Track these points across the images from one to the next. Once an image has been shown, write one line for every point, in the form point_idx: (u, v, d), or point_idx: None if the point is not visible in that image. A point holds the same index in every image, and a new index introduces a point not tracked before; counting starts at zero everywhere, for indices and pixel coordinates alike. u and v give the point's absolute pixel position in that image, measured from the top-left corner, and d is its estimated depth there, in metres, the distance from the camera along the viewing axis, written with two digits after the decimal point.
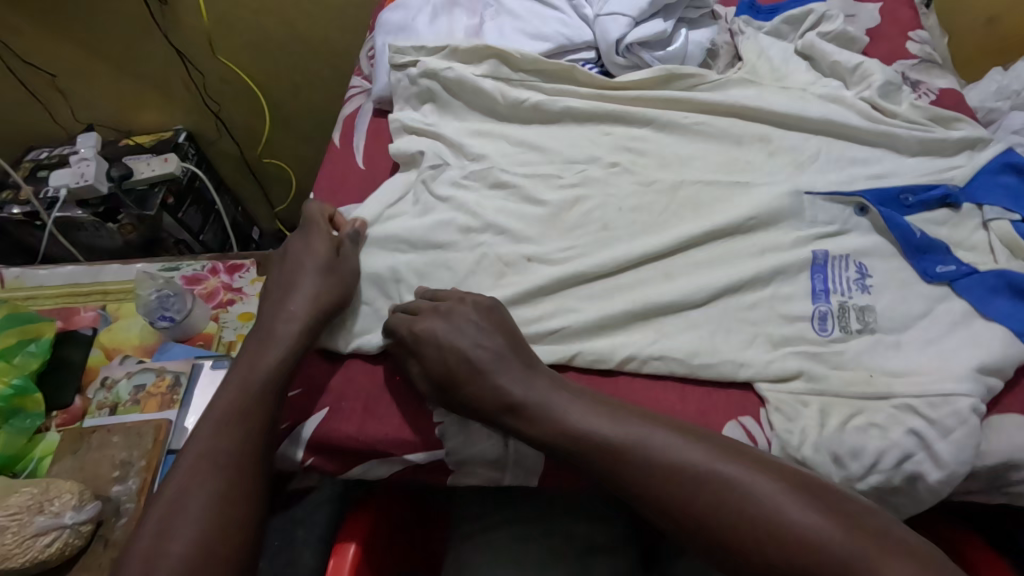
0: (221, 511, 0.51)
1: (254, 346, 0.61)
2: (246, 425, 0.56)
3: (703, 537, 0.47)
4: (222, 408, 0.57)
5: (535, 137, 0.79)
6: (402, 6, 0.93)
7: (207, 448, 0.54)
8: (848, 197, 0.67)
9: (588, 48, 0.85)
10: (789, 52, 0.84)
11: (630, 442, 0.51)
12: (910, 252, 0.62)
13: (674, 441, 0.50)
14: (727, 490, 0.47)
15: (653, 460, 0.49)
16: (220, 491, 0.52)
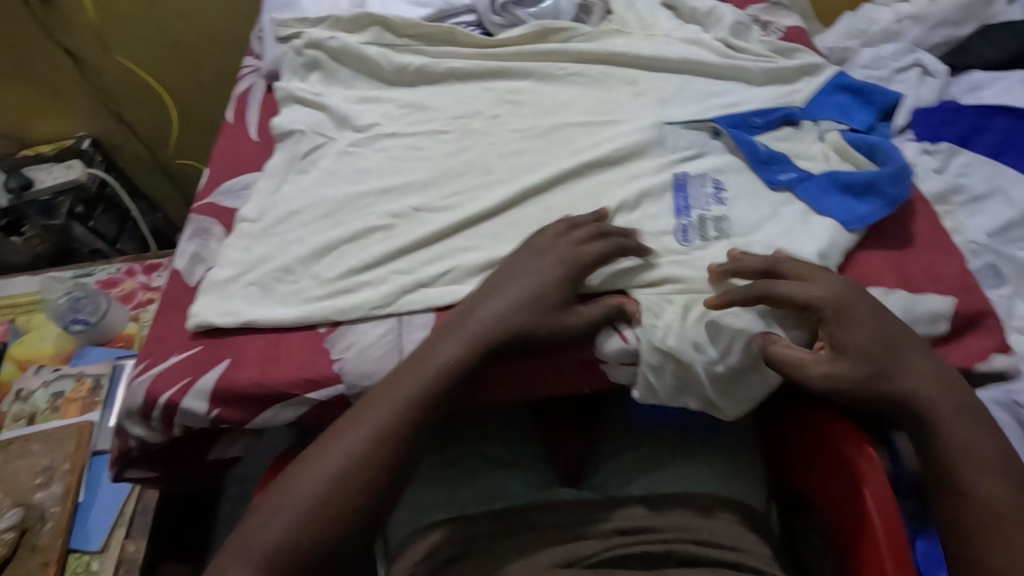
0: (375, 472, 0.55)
1: (450, 324, 0.60)
2: (422, 406, 0.56)
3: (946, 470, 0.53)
4: (414, 385, 0.56)
5: (421, 97, 0.83)
6: None
7: (349, 422, 0.56)
8: (701, 124, 0.74)
9: (468, 11, 0.90)
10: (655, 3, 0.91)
11: (901, 350, 0.55)
12: (757, 164, 0.70)
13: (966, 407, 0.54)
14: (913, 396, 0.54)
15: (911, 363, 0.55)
16: (350, 469, 0.54)
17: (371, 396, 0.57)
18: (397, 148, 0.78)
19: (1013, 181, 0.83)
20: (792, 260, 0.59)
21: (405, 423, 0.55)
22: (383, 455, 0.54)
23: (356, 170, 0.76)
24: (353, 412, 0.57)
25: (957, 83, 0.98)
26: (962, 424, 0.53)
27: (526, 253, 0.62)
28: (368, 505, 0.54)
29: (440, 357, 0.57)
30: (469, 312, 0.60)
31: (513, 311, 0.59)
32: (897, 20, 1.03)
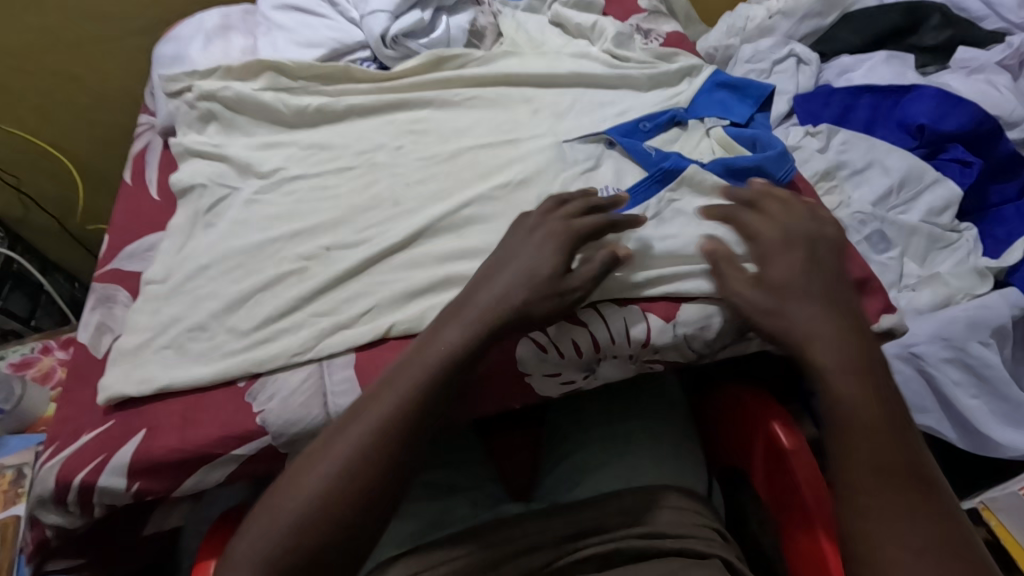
0: (342, 491, 0.53)
1: (451, 310, 0.59)
2: (406, 416, 0.55)
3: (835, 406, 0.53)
4: (410, 385, 0.56)
5: (325, 137, 0.84)
6: (174, 38, 0.95)
7: (335, 439, 0.55)
8: (596, 136, 0.77)
9: (362, 47, 0.91)
10: (543, 23, 0.95)
11: (842, 408, 0.52)
12: (651, 166, 0.73)
13: (847, 366, 0.53)
14: (868, 460, 0.50)
15: (860, 421, 0.52)
16: (338, 479, 0.53)
17: (338, 426, 0.56)
18: (304, 190, 0.78)
19: (887, 153, 0.89)
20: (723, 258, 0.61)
21: (398, 431, 0.54)
22: (382, 463, 0.54)
23: (264, 217, 0.76)
24: (340, 425, 0.56)
25: (829, 68, 1.06)
26: (859, 382, 0.53)
27: (502, 247, 0.62)
28: (363, 512, 0.53)
29: (438, 358, 0.57)
30: (467, 299, 0.59)
31: (520, 284, 0.59)
32: (768, 17, 1.11)
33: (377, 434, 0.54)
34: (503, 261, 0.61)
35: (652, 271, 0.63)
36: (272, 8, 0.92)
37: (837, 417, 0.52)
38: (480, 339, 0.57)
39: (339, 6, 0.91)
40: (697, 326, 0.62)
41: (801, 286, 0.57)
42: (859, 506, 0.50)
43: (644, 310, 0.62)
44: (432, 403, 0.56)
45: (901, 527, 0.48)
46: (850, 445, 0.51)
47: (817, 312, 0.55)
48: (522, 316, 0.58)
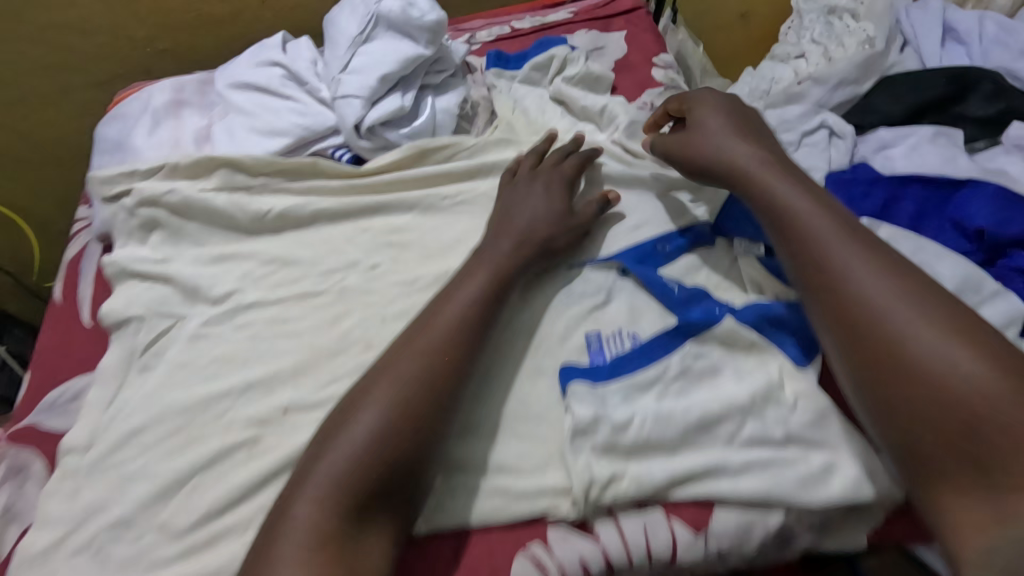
0: (370, 448, 0.48)
1: (472, 265, 0.61)
2: (432, 360, 0.52)
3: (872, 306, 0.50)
4: (436, 336, 0.54)
5: (288, 249, 0.72)
6: (118, 117, 0.82)
7: (355, 409, 0.50)
8: (607, 262, 0.66)
9: (335, 132, 0.78)
10: (544, 100, 0.83)
11: (877, 302, 0.49)
12: (674, 306, 0.61)
13: (849, 252, 0.52)
14: (883, 325, 0.48)
15: (876, 298, 0.50)
16: (374, 434, 0.48)
17: (359, 389, 0.52)
18: (262, 324, 0.66)
19: (937, 256, 0.74)
20: (718, 152, 0.64)
21: (431, 382, 0.52)
22: (416, 408, 0.50)
23: (211, 360, 0.64)
24: (366, 385, 0.52)
25: (865, 142, 0.93)
26: (871, 273, 0.51)
27: (504, 198, 0.69)
28: (403, 470, 0.48)
29: (460, 308, 0.56)
30: (492, 249, 0.63)
31: (525, 220, 0.65)
32: (797, 82, 0.99)
33: (404, 387, 0.51)
34: (511, 214, 0.66)
35: (677, 467, 0.51)
36: (229, 86, 0.79)
37: (818, 269, 0.53)
38: (507, 257, 0.61)
39: (308, 85, 0.79)
40: (732, 540, 0.50)
41: (760, 160, 0.61)
42: (983, 413, 0.43)
43: (668, 514, 0.51)
44: (468, 353, 0.54)
45: (944, 343, 0.46)
46: (911, 346, 0.47)
47: (724, 127, 0.65)
48: (545, 250, 0.64)
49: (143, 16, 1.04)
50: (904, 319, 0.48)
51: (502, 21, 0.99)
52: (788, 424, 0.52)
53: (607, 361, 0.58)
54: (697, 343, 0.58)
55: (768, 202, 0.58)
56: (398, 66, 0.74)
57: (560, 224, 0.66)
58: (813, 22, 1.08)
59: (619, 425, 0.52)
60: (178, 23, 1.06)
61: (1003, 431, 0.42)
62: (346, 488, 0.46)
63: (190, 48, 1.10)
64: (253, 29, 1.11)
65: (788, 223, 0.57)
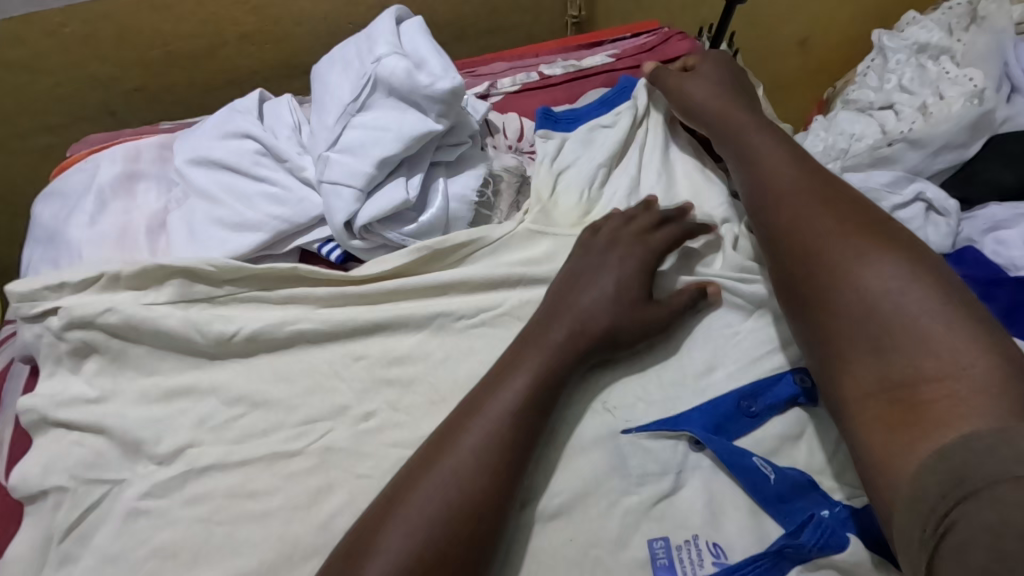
0: (427, 553, 0.39)
1: (519, 346, 0.50)
2: (483, 471, 0.43)
3: (804, 235, 0.49)
4: (494, 420, 0.45)
5: (258, 382, 0.56)
6: (57, 195, 0.67)
7: (409, 481, 0.42)
8: (673, 430, 0.49)
9: (322, 223, 0.62)
10: (597, 166, 0.67)
11: (803, 231, 0.49)
12: (767, 502, 0.45)
13: (801, 195, 0.51)
14: (815, 241, 0.48)
15: (812, 226, 0.49)
16: (415, 540, 0.40)
17: (412, 468, 0.43)
18: (220, 498, 0.50)
19: None
20: (691, 86, 0.68)
21: (480, 501, 0.42)
22: (470, 504, 0.41)
23: (150, 552, 0.48)
24: (441, 437, 0.45)
25: (972, 220, 0.75)
26: (811, 202, 0.51)
27: (564, 275, 0.55)
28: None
29: (505, 412, 0.45)
30: (541, 334, 0.51)
31: (588, 306, 0.52)
32: (887, 143, 0.82)
33: (475, 461, 0.43)
34: (569, 293, 0.53)
35: None
36: (190, 163, 0.63)
37: (761, 190, 0.55)
38: (564, 351, 0.49)
39: (289, 163, 0.62)
40: None
41: (717, 107, 0.64)
42: (901, 316, 0.42)
43: None
44: (521, 456, 0.44)
45: (870, 252, 0.45)
46: (829, 260, 0.47)
47: (707, 85, 0.67)
48: (611, 340, 0.51)
49: (102, 52, 0.88)
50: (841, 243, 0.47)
51: (529, 65, 0.82)
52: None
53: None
54: (810, 573, 0.42)
55: (728, 143, 0.61)
56: (402, 148, 0.57)
57: (650, 329, 0.52)
58: (901, 65, 0.91)
59: None
60: (146, 60, 0.91)
61: (937, 362, 0.39)
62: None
63: (161, 87, 0.94)
64: (235, 66, 0.95)
65: (750, 158, 0.57)
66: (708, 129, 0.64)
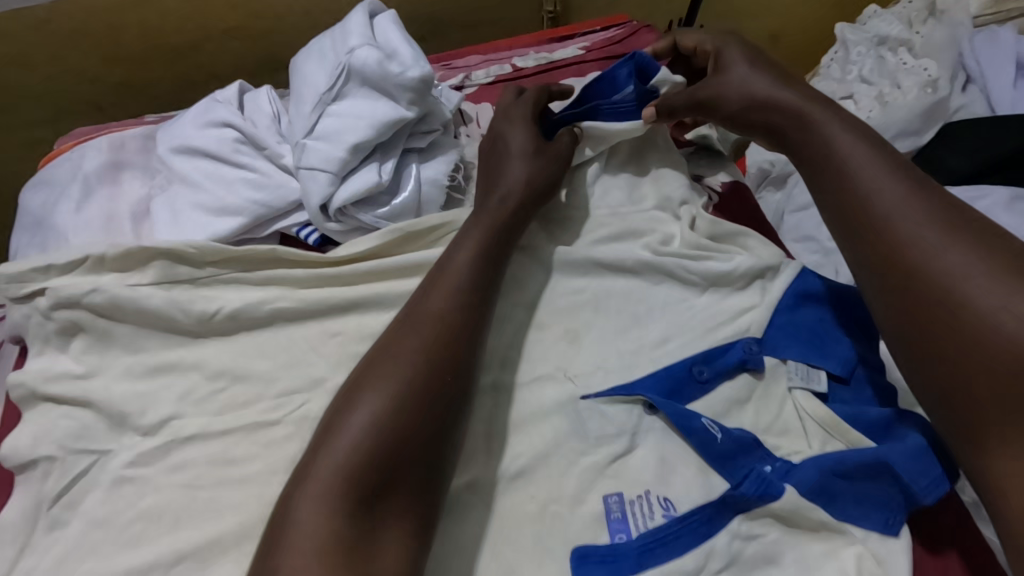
0: (353, 472, 0.41)
1: (465, 225, 0.56)
2: (434, 339, 0.48)
3: (942, 279, 0.43)
4: (419, 345, 0.47)
5: (239, 358, 0.59)
6: (43, 183, 0.69)
7: (341, 408, 0.44)
8: (628, 395, 0.52)
9: (300, 207, 0.65)
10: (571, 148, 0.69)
11: (944, 275, 0.43)
12: (714, 460, 0.48)
13: (929, 228, 0.45)
14: (941, 282, 0.43)
15: (949, 271, 0.43)
16: (366, 441, 0.42)
17: (343, 396, 0.45)
18: (202, 465, 0.53)
19: None
20: (744, 78, 0.58)
21: (437, 369, 0.47)
22: (396, 428, 0.43)
23: (136, 516, 0.51)
24: (369, 364, 0.47)
25: None
26: (947, 236, 0.44)
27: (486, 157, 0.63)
28: (427, 434, 0.44)
29: (458, 280, 0.52)
30: (463, 239, 0.55)
31: (500, 195, 0.58)
32: None
33: (393, 388, 0.45)
34: (489, 181, 0.60)
35: None
36: (172, 151, 0.66)
37: (858, 213, 0.48)
38: (480, 247, 0.54)
39: (268, 150, 0.65)
40: None
41: (787, 104, 0.55)
42: None
43: None
44: (478, 314, 0.51)
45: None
46: (979, 314, 0.41)
47: (760, 70, 0.58)
48: (541, 189, 0.60)
49: (88, 48, 0.91)
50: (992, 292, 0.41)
51: (502, 58, 0.85)
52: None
53: (633, 541, 0.45)
54: (750, 522, 0.45)
55: (809, 155, 0.53)
56: (375, 133, 0.60)
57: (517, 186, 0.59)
58: (862, 56, 0.94)
59: None
60: (132, 55, 0.93)
61: None
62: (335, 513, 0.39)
63: (147, 82, 0.97)
64: (218, 62, 0.98)
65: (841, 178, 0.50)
66: (770, 131, 0.57)
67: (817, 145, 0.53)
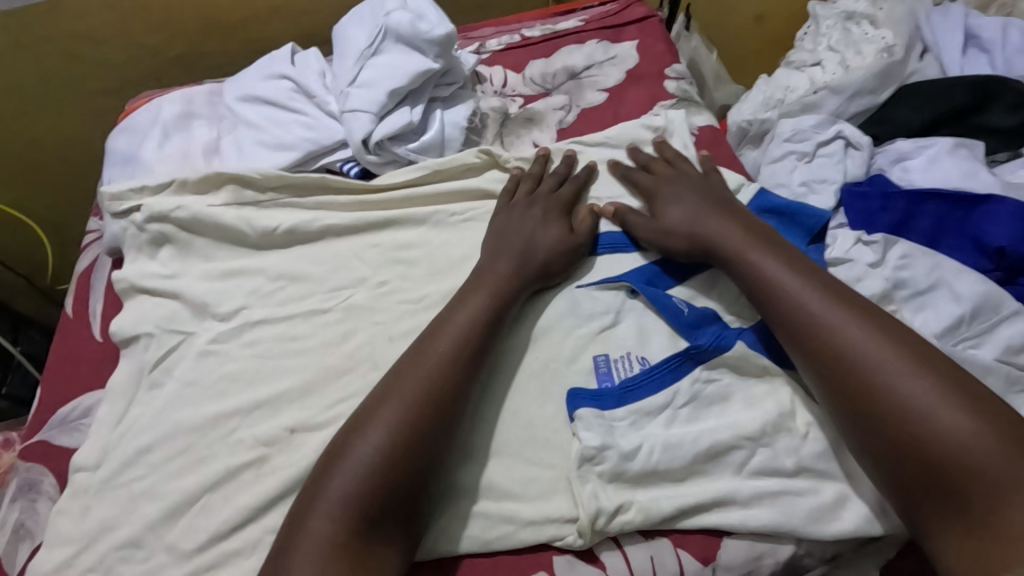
0: (378, 483, 0.47)
1: (476, 279, 0.62)
2: (437, 384, 0.52)
3: (873, 402, 0.48)
4: (424, 382, 0.52)
5: (295, 264, 0.71)
6: (127, 129, 0.82)
7: (359, 430, 0.50)
8: (615, 283, 0.64)
9: (343, 146, 0.78)
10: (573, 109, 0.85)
11: (881, 400, 0.47)
12: (683, 329, 0.60)
13: (870, 348, 0.49)
14: (903, 414, 0.46)
15: (880, 394, 0.48)
16: (376, 469, 0.47)
17: (349, 432, 0.50)
18: (269, 341, 0.66)
19: (957, 272, 0.69)
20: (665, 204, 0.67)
21: (439, 401, 0.52)
22: (408, 444, 0.49)
23: (218, 377, 0.63)
24: (369, 408, 0.51)
25: (882, 154, 0.91)
26: (881, 356, 0.49)
27: (500, 219, 0.68)
28: (419, 475, 0.49)
29: (459, 332, 0.56)
30: (492, 267, 0.62)
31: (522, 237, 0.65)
32: (813, 91, 0.98)
33: (406, 414, 0.50)
34: (508, 233, 0.66)
35: (686, 497, 0.50)
36: (239, 101, 0.80)
37: (804, 344, 0.53)
38: (510, 275, 0.62)
39: (317, 99, 0.78)
40: (743, 572, 0.49)
41: (728, 237, 0.61)
42: (991, 492, 0.42)
43: (676, 545, 0.50)
44: (474, 365, 0.55)
45: (954, 418, 0.44)
46: (913, 435, 0.45)
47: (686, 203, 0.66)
48: (546, 266, 0.64)
49: (152, 24, 1.05)
50: (921, 413, 0.46)
51: (512, 29, 0.98)
52: (800, 454, 0.51)
53: (615, 385, 0.57)
54: (709, 370, 0.57)
55: (751, 285, 0.58)
56: (407, 81, 0.73)
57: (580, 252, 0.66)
58: (830, 29, 1.06)
59: (626, 453, 0.52)
60: (190, 32, 1.07)
61: None
62: (355, 516, 0.46)
63: (201, 55, 1.11)
64: (263, 38, 1.11)
65: (796, 319, 0.53)
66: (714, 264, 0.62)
67: (754, 278, 0.58)
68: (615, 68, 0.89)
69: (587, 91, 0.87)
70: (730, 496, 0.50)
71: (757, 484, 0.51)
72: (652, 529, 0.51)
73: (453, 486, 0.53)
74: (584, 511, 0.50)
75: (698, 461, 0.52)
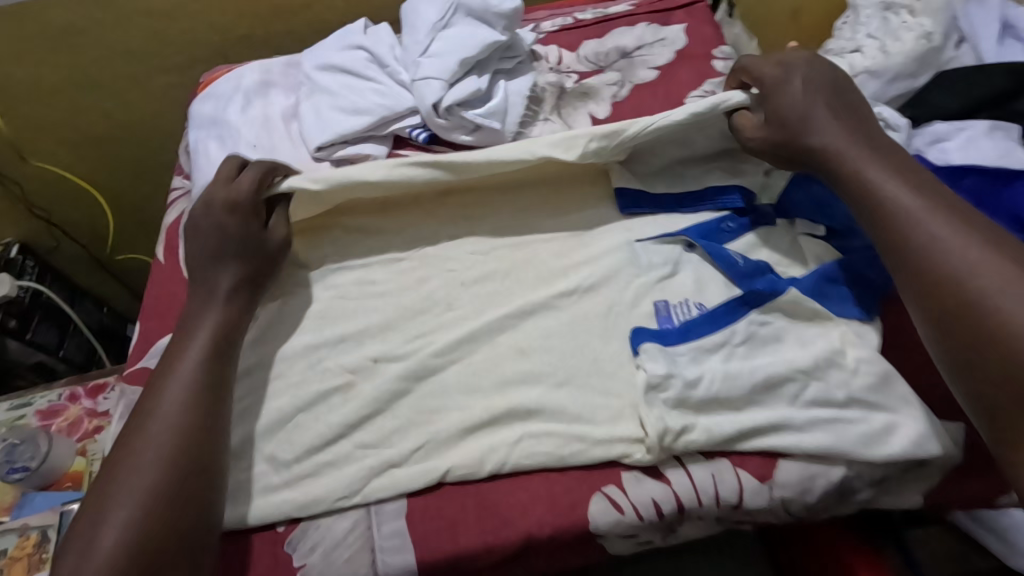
0: (155, 492, 0.50)
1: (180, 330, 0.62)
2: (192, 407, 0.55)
3: (951, 286, 0.51)
4: (177, 403, 0.55)
5: (367, 216, 0.75)
6: (210, 96, 0.89)
7: (134, 444, 0.53)
8: (673, 238, 0.69)
9: (412, 113, 0.83)
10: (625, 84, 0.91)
11: (958, 285, 0.50)
12: (738, 278, 0.65)
13: (957, 242, 0.52)
14: (974, 300, 0.49)
15: (959, 278, 0.51)
16: (150, 480, 0.51)
17: (131, 443, 0.54)
18: (348, 284, 0.70)
19: None
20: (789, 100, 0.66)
21: (199, 419, 0.55)
22: (180, 459, 0.52)
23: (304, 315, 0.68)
24: (140, 424, 0.55)
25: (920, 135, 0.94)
26: (965, 248, 0.51)
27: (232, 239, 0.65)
28: (195, 480, 0.52)
29: (182, 390, 0.56)
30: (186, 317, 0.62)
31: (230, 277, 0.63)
32: (853, 75, 1.02)
33: (179, 431, 0.53)
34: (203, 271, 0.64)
35: (745, 421, 0.55)
36: (317, 69, 0.86)
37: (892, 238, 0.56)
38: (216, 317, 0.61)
39: (389, 68, 0.84)
40: (797, 489, 0.54)
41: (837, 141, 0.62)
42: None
43: (735, 465, 0.55)
44: (220, 392, 0.57)
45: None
46: (982, 315, 0.48)
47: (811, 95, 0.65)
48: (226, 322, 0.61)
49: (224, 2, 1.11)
50: (994, 299, 0.48)
51: (564, 13, 1.03)
52: (851, 386, 0.55)
53: (676, 326, 0.61)
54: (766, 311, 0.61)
55: (851, 188, 0.60)
56: (477, 51, 0.79)
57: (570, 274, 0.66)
58: (869, 18, 1.11)
59: (689, 382, 0.56)
60: (259, 12, 1.14)
61: None
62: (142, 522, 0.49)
63: (267, 35, 1.18)
64: (326, 20, 1.18)
65: (889, 219, 0.56)
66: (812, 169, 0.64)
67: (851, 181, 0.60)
68: (665, 48, 0.94)
69: (639, 67, 0.92)
70: (786, 422, 0.55)
71: (813, 413, 0.55)
72: (713, 452, 0.55)
73: (527, 409, 0.58)
74: (650, 432, 0.54)
75: (757, 391, 0.56)
